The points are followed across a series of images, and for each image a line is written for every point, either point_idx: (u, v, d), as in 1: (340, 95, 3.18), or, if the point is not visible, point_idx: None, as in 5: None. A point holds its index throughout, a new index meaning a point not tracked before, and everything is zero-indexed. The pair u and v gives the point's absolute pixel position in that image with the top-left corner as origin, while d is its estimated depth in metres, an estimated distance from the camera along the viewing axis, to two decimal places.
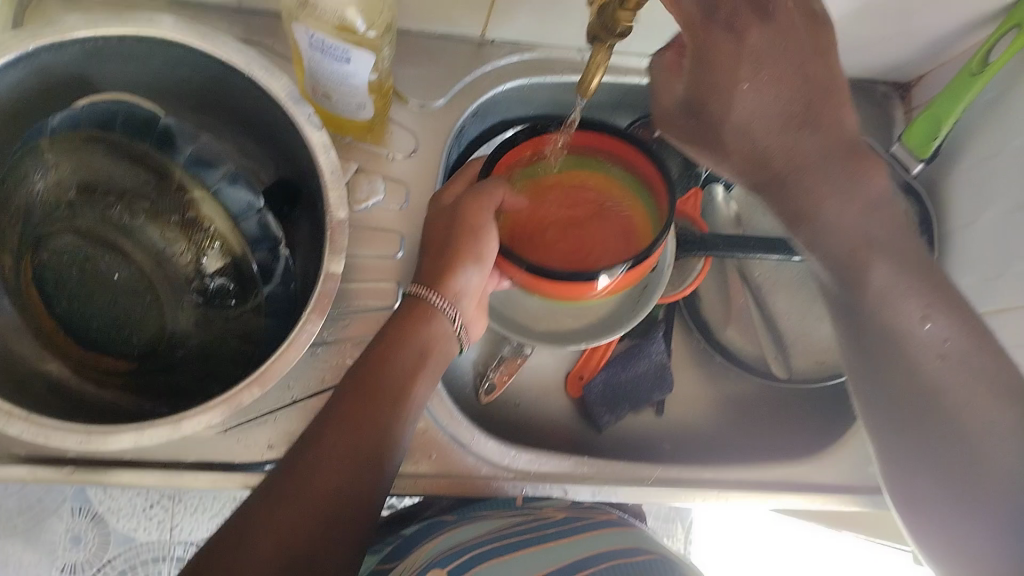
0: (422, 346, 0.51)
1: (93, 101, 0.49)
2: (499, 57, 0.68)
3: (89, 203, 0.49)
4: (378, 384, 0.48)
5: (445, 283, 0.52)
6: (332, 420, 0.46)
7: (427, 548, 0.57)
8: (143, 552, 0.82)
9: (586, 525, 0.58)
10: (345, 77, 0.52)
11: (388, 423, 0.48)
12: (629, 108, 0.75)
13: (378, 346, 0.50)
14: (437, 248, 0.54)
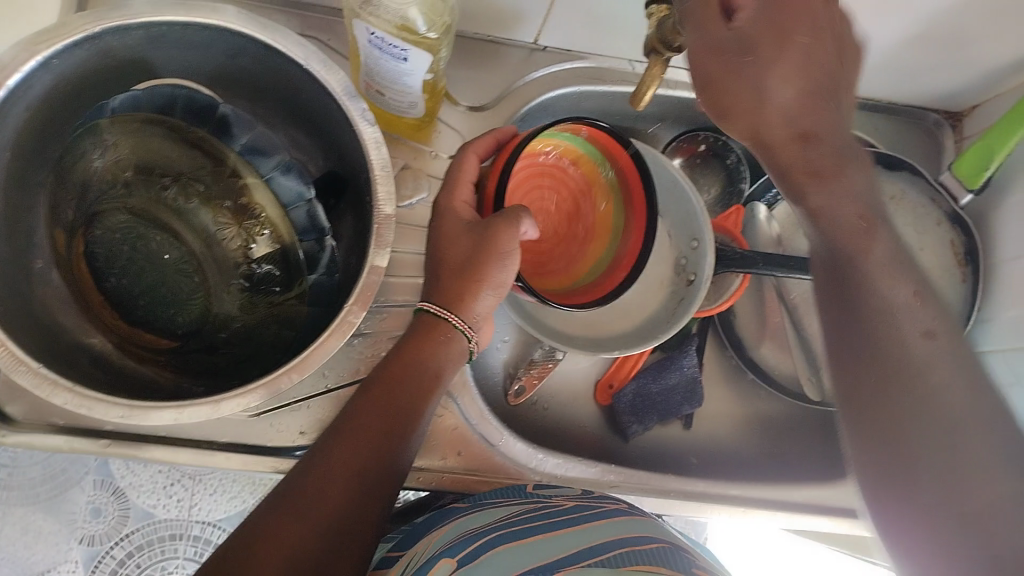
0: (435, 366, 0.52)
1: (153, 85, 0.50)
2: (549, 64, 0.68)
3: (144, 183, 0.50)
4: (391, 401, 0.49)
5: (465, 306, 0.53)
6: (344, 433, 0.47)
7: (437, 536, 0.55)
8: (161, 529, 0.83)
9: (596, 510, 0.57)
10: (403, 75, 0.53)
11: (399, 441, 0.48)
12: (675, 121, 0.75)
13: (392, 364, 0.51)
14: (452, 261, 0.53)
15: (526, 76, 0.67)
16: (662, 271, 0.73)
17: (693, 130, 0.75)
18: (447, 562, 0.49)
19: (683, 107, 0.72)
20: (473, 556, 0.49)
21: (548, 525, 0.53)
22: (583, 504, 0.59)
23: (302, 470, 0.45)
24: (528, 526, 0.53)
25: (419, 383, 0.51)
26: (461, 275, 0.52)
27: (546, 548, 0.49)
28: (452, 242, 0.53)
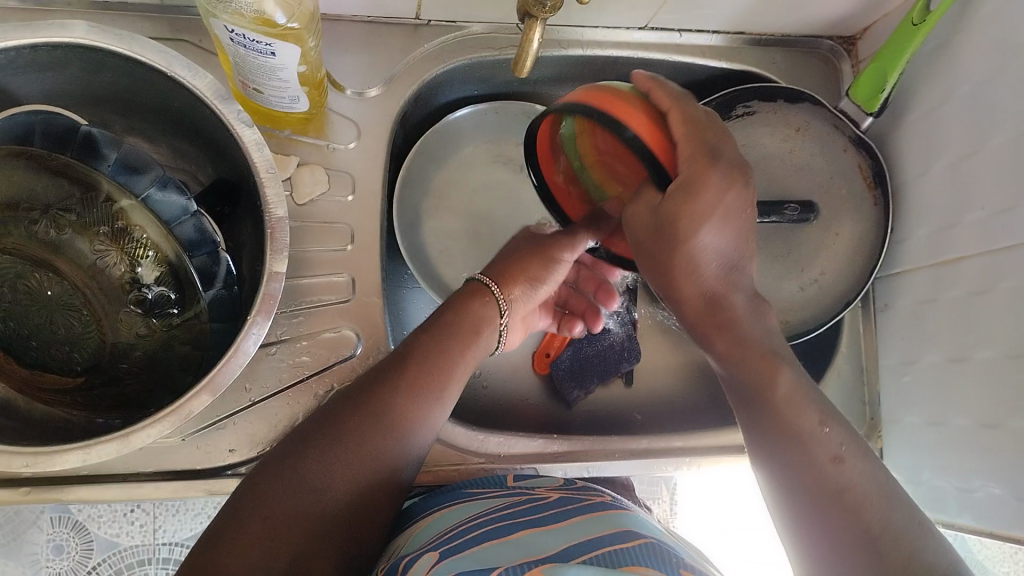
0: (480, 318, 0.57)
1: (11, 116, 0.49)
2: (437, 38, 0.66)
3: (13, 220, 0.46)
4: (447, 353, 0.53)
5: (508, 283, 0.59)
6: (409, 372, 0.51)
7: (419, 526, 0.55)
8: (128, 557, 0.80)
9: (578, 505, 0.57)
10: (273, 70, 0.51)
11: (448, 395, 0.53)
12: (576, 81, 0.74)
13: (447, 315, 0.55)
14: (508, 258, 0.61)
15: (415, 54, 0.66)
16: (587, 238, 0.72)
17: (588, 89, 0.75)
18: (429, 554, 0.49)
19: (580, 66, 0.71)
20: (454, 550, 0.48)
21: (534, 522, 0.53)
22: (567, 496, 0.59)
23: (367, 401, 0.49)
24: (511, 521, 0.53)
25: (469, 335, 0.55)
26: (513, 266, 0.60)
27: (531, 545, 0.48)
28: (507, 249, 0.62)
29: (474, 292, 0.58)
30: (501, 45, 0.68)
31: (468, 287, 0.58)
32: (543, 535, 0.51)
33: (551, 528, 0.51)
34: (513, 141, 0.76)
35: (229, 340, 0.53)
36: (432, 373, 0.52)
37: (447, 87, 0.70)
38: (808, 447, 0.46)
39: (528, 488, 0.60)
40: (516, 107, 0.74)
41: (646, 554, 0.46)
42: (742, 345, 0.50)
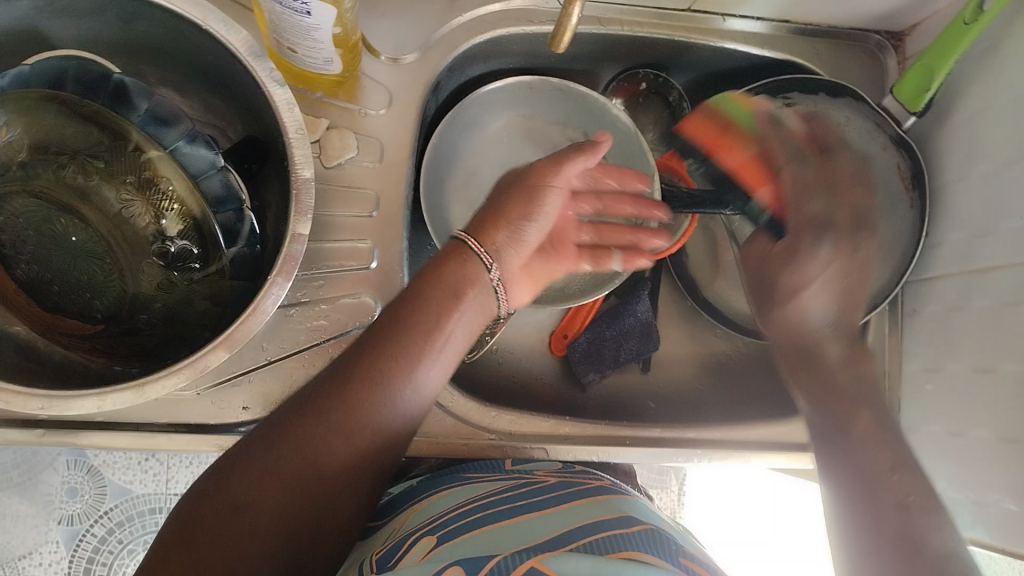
0: (460, 285, 0.53)
1: (44, 59, 0.49)
2: (475, 7, 0.66)
3: (42, 163, 0.47)
4: (417, 332, 0.50)
5: (488, 235, 0.54)
6: (369, 355, 0.49)
7: (418, 509, 0.56)
8: (139, 504, 0.88)
9: (580, 488, 0.57)
10: (308, 30, 0.51)
11: (420, 372, 0.50)
12: (613, 61, 0.73)
13: (415, 287, 0.52)
14: (500, 200, 0.56)
15: (452, 22, 0.65)
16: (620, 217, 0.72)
17: (631, 67, 0.73)
18: (427, 540, 0.49)
19: (618, 45, 0.70)
20: (452, 535, 0.48)
21: (533, 506, 0.53)
22: (566, 480, 0.59)
23: (324, 391, 0.47)
24: (509, 505, 0.53)
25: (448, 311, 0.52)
26: (495, 214, 0.55)
27: (530, 531, 0.48)
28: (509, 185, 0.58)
29: (452, 255, 0.54)
30: (539, 19, 0.67)
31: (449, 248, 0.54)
32: (541, 521, 0.51)
33: (549, 513, 0.51)
34: (544, 115, 0.74)
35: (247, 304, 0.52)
36: (395, 357, 0.49)
37: (482, 58, 0.69)
38: (879, 491, 0.52)
39: (528, 473, 0.60)
40: (550, 85, 0.71)
41: (646, 540, 0.46)
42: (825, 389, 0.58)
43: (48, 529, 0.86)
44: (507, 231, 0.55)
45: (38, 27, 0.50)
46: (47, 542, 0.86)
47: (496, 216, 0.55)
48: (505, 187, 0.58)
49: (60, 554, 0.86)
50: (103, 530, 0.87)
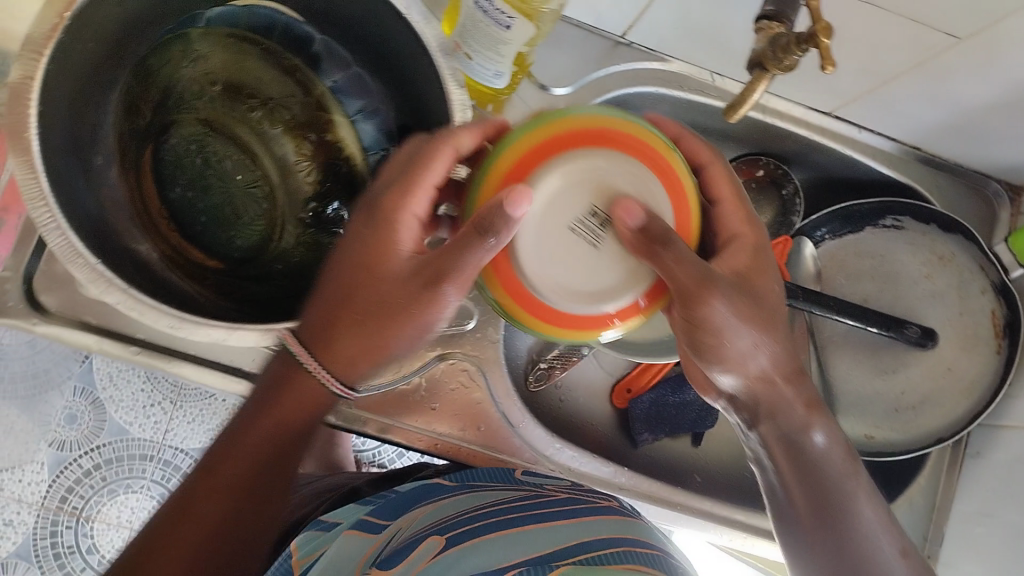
0: (300, 398, 0.48)
1: (256, 6, 0.53)
2: (633, 61, 0.67)
3: (229, 99, 0.56)
4: (276, 411, 0.48)
5: (321, 343, 0.46)
6: (200, 488, 0.47)
7: (433, 506, 0.58)
8: (133, 447, 0.87)
9: (591, 506, 0.57)
10: (498, 44, 0.53)
11: (258, 485, 0.48)
12: (739, 142, 0.75)
13: (257, 394, 0.48)
14: (364, 293, 0.45)
15: (606, 67, 0.67)
16: None
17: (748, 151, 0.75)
18: (435, 540, 0.50)
19: (752, 128, 0.72)
20: (461, 539, 0.49)
21: (553, 515, 0.54)
22: (577, 496, 0.59)
23: (156, 530, 0.46)
24: (523, 513, 0.54)
25: (305, 396, 0.48)
26: (337, 315, 0.46)
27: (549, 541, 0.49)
28: (371, 288, 0.45)
29: (280, 368, 0.48)
30: (688, 85, 0.68)
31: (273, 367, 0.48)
32: (549, 533, 0.51)
33: (557, 526, 0.51)
34: None
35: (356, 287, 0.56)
36: (253, 434, 0.48)
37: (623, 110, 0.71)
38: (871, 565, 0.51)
39: (538, 485, 0.60)
40: None
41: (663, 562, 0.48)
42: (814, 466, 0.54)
43: (36, 449, 0.85)
44: (379, 340, 0.46)
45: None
46: (32, 461, 0.85)
47: (354, 326, 0.46)
48: (368, 261, 0.46)
49: (42, 476, 0.85)
50: (89, 463, 0.86)
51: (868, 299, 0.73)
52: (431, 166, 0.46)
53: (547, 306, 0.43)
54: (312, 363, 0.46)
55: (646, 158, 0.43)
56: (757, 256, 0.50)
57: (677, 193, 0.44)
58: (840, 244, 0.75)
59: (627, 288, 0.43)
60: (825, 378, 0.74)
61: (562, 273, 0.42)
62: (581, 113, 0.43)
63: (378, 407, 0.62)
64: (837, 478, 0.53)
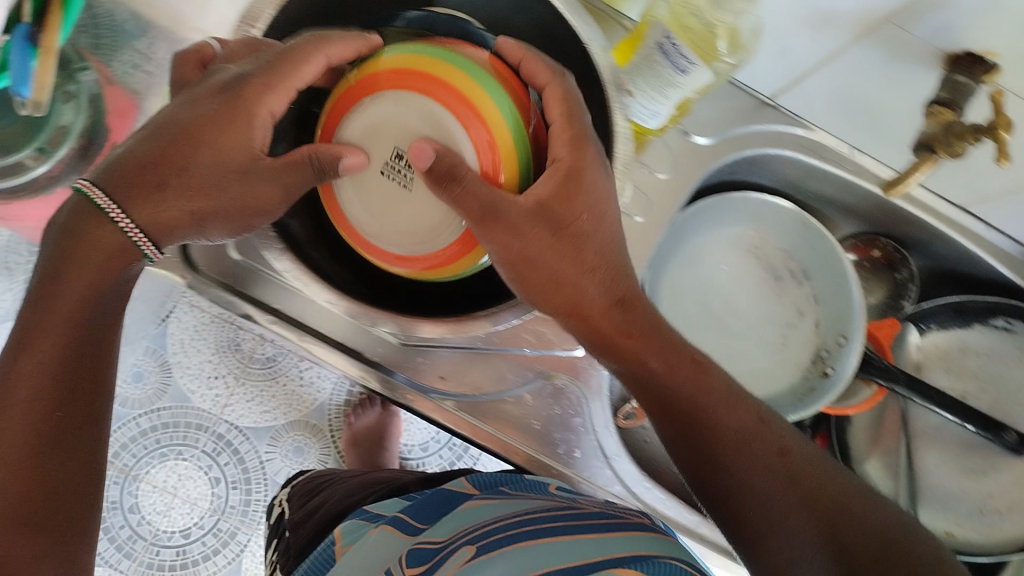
0: (113, 250, 0.48)
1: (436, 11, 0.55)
2: (777, 123, 0.68)
3: None
4: (62, 274, 0.49)
5: (137, 204, 0.48)
6: (25, 332, 0.49)
7: (463, 513, 0.60)
8: (190, 413, 1.01)
9: (618, 519, 0.55)
10: (669, 84, 0.55)
11: (54, 318, 0.49)
12: (860, 221, 0.75)
13: (79, 239, 0.48)
14: (187, 159, 0.48)
15: (750, 125, 0.68)
16: (801, 354, 0.75)
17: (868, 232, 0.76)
18: (467, 549, 0.52)
19: (878, 208, 0.72)
20: (490, 547, 0.51)
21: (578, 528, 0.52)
22: (607, 510, 0.57)
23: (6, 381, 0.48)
24: (551, 523, 0.53)
25: (96, 252, 0.49)
26: (144, 176, 0.48)
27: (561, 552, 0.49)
28: (212, 161, 0.48)
29: (71, 219, 0.49)
30: (826, 156, 0.69)
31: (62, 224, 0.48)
32: (570, 545, 0.50)
33: (579, 539, 0.51)
34: (776, 238, 0.76)
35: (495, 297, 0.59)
36: (58, 303, 0.49)
37: (751, 167, 0.72)
38: (765, 468, 0.52)
39: (571, 497, 0.60)
40: (795, 216, 0.74)
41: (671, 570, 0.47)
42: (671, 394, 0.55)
43: None
44: (244, 216, 0.50)
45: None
46: None
47: (200, 194, 0.49)
48: (196, 129, 0.48)
49: None
50: (147, 423, 1.01)
51: (966, 396, 0.75)
52: (302, 66, 0.48)
53: (372, 237, 0.51)
54: (118, 214, 0.47)
55: (451, 100, 0.47)
56: (566, 181, 0.49)
57: (470, 117, 0.47)
58: (946, 335, 0.75)
59: (451, 227, 0.49)
60: (910, 467, 0.76)
61: (384, 210, 0.50)
62: (408, 57, 0.48)
63: (476, 411, 0.67)
64: (694, 398, 0.55)
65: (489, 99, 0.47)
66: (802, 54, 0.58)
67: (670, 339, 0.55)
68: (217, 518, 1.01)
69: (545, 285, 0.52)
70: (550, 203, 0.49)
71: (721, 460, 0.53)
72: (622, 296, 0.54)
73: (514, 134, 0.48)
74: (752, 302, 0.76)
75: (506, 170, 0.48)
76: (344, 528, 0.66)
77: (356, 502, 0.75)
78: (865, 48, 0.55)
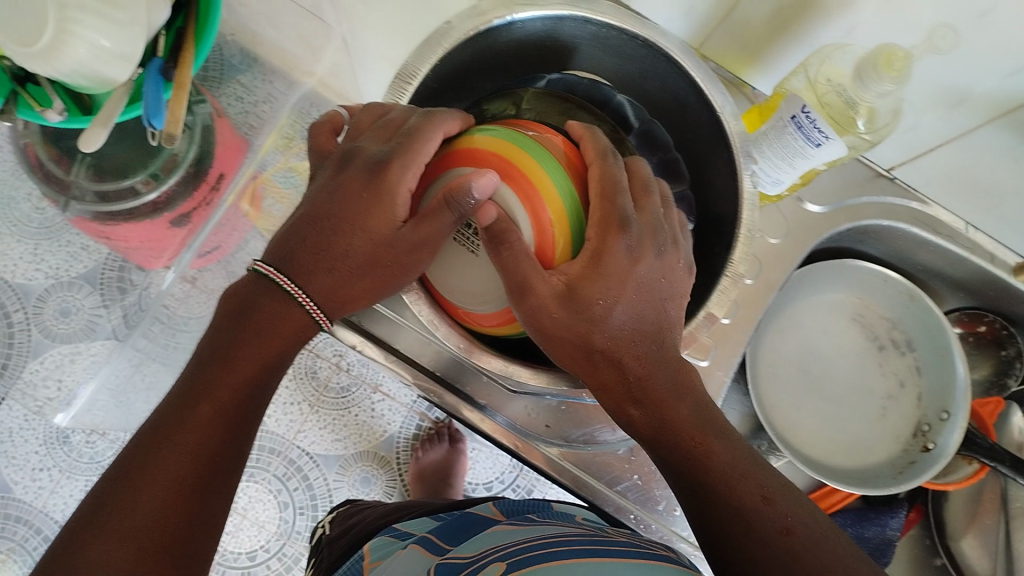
0: (280, 319, 0.50)
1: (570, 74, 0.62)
2: (892, 194, 0.69)
3: None
4: (255, 335, 0.50)
5: (297, 274, 0.49)
6: (203, 379, 0.49)
7: (494, 536, 0.58)
8: (265, 439, 1.04)
9: (647, 549, 0.52)
10: (798, 156, 0.56)
11: (229, 367, 0.50)
12: (969, 295, 0.75)
13: (257, 304, 0.50)
14: (340, 244, 0.49)
15: (865, 196, 0.69)
16: (901, 427, 0.74)
17: (978, 308, 0.76)
18: (496, 565, 0.50)
19: (990, 285, 0.72)
20: (519, 565, 0.49)
21: (613, 553, 0.50)
22: (635, 541, 0.53)
23: (169, 421, 0.48)
24: (582, 546, 0.51)
25: (286, 323, 0.50)
26: (308, 252, 0.49)
27: (593, 572, 0.46)
28: (367, 241, 0.48)
29: (249, 293, 0.51)
30: (940, 231, 0.69)
31: (255, 298, 0.50)
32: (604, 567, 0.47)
33: (611, 562, 0.48)
34: (880, 306, 0.76)
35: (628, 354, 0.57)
36: (247, 359, 0.50)
37: (861, 237, 0.73)
38: (764, 547, 0.45)
39: (598, 525, 0.59)
40: (902, 286, 0.74)
41: None
42: (694, 459, 0.47)
43: None
44: (388, 289, 0.50)
45: (574, 36, 0.58)
46: None
47: (354, 270, 0.49)
48: (343, 207, 0.48)
49: None
50: None
51: None
52: (427, 144, 0.48)
53: (455, 301, 0.52)
54: (298, 292, 0.50)
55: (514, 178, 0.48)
56: (596, 262, 0.45)
57: (529, 191, 0.48)
58: None
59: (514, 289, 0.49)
60: (1007, 549, 0.75)
61: (461, 278, 0.51)
62: (486, 137, 0.50)
63: (577, 461, 0.67)
64: (709, 467, 0.47)
65: (550, 176, 0.49)
66: (929, 133, 0.59)
67: (674, 421, 0.47)
68: (283, 543, 1.03)
69: (559, 345, 0.46)
70: (579, 280, 0.45)
71: (723, 533, 0.46)
72: (634, 371, 0.47)
73: (571, 210, 0.49)
74: (853, 370, 0.75)
75: (563, 240, 0.48)
76: (373, 544, 0.67)
77: (386, 522, 0.75)
78: (995, 131, 0.56)
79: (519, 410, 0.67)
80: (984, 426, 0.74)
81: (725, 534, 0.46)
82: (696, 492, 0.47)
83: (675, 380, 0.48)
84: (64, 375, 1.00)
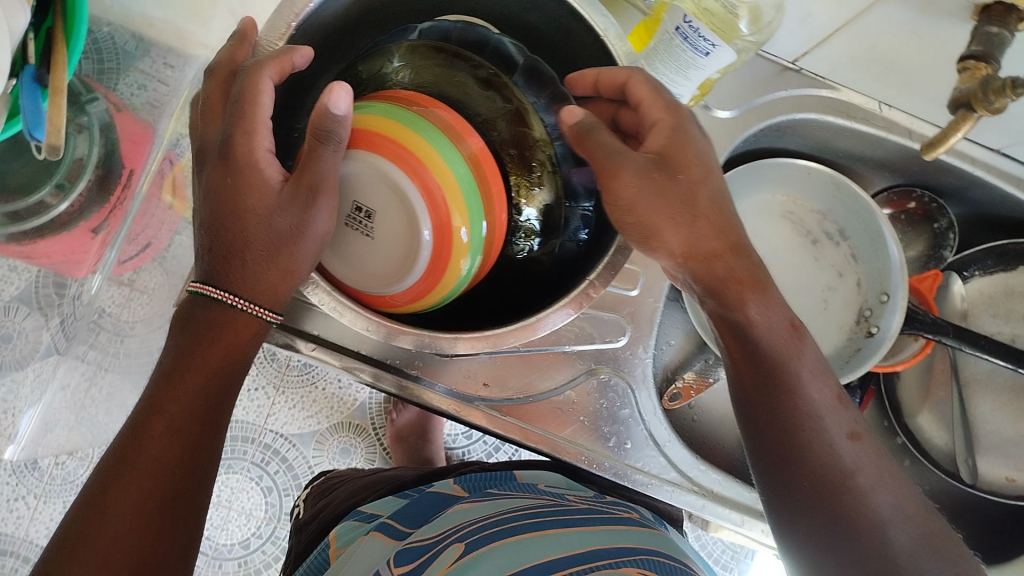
0: (219, 325, 0.47)
1: (436, 22, 0.59)
2: (800, 86, 0.67)
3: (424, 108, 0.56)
4: (206, 346, 0.47)
5: (217, 278, 0.47)
6: (159, 394, 0.47)
7: (454, 513, 0.61)
8: (236, 429, 1.01)
9: (607, 515, 0.58)
10: (688, 70, 0.54)
11: (183, 379, 0.47)
12: (892, 175, 0.74)
13: (205, 317, 0.47)
14: (237, 237, 0.46)
15: (773, 91, 0.67)
16: (844, 316, 0.74)
17: (902, 184, 0.75)
18: (455, 547, 0.52)
19: (912, 160, 0.70)
20: (479, 544, 0.51)
21: (566, 522, 0.54)
22: (594, 507, 0.60)
23: (127, 442, 0.46)
24: (541, 518, 0.55)
25: (238, 331, 0.48)
26: (222, 252, 0.47)
27: (549, 545, 0.49)
28: (257, 224, 0.46)
29: (188, 309, 0.48)
30: (855, 115, 0.68)
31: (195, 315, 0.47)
32: (562, 537, 0.51)
33: (566, 532, 0.52)
34: (808, 201, 0.75)
35: (547, 302, 0.58)
36: (200, 370, 0.47)
37: (778, 133, 0.71)
38: (814, 452, 0.49)
39: (560, 494, 0.64)
40: (826, 176, 0.71)
41: (656, 563, 0.49)
42: (774, 333, 0.51)
43: None
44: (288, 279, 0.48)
45: None
46: None
47: (259, 255, 0.47)
48: (227, 202, 0.46)
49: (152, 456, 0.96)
50: None
51: (1016, 338, 0.74)
52: None
53: (365, 289, 0.50)
54: (228, 295, 0.47)
55: (396, 153, 0.46)
56: (675, 137, 0.50)
57: (413, 162, 0.46)
58: (989, 281, 0.75)
59: (416, 272, 0.48)
60: (965, 416, 0.77)
61: (365, 262, 0.49)
62: (361, 114, 0.48)
63: (526, 415, 0.67)
64: (780, 359, 0.50)
65: (436, 148, 0.47)
66: (825, 18, 0.57)
67: (736, 296, 0.50)
68: (273, 526, 1.01)
69: (653, 226, 0.50)
70: (664, 154, 0.50)
71: (776, 449, 0.50)
72: (709, 244, 0.51)
73: (459, 177, 0.47)
74: (789, 268, 0.75)
75: (460, 220, 0.47)
76: (338, 530, 0.66)
77: (351, 505, 0.74)
78: (891, 7, 0.53)
79: (457, 373, 0.67)
80: (927, 302, 0.73)
81: (769, 444, 0.51)
82: (778, 400, 0.50)
83: (738, 263, 0.51)
84: (15, 402, 0.88)
